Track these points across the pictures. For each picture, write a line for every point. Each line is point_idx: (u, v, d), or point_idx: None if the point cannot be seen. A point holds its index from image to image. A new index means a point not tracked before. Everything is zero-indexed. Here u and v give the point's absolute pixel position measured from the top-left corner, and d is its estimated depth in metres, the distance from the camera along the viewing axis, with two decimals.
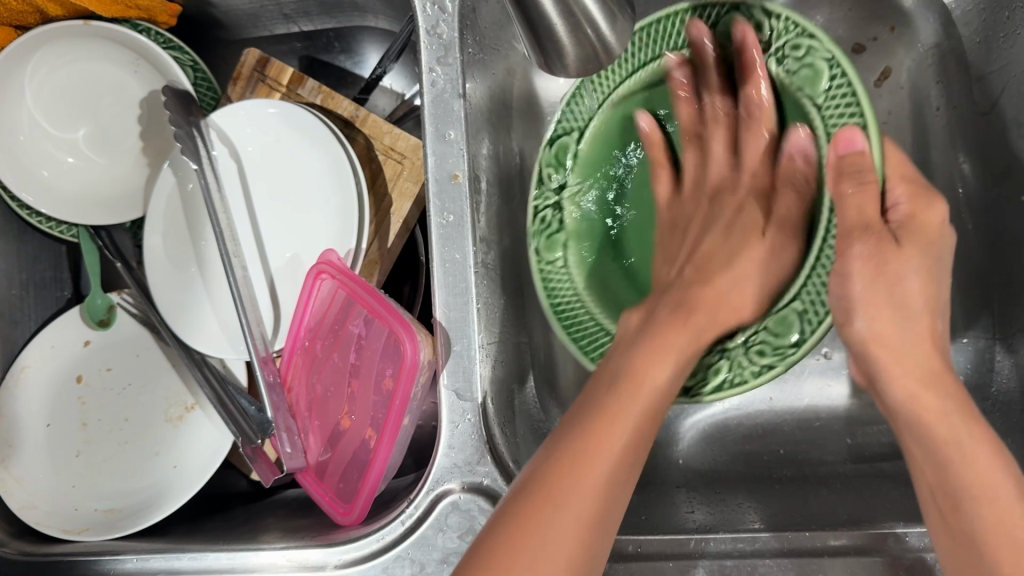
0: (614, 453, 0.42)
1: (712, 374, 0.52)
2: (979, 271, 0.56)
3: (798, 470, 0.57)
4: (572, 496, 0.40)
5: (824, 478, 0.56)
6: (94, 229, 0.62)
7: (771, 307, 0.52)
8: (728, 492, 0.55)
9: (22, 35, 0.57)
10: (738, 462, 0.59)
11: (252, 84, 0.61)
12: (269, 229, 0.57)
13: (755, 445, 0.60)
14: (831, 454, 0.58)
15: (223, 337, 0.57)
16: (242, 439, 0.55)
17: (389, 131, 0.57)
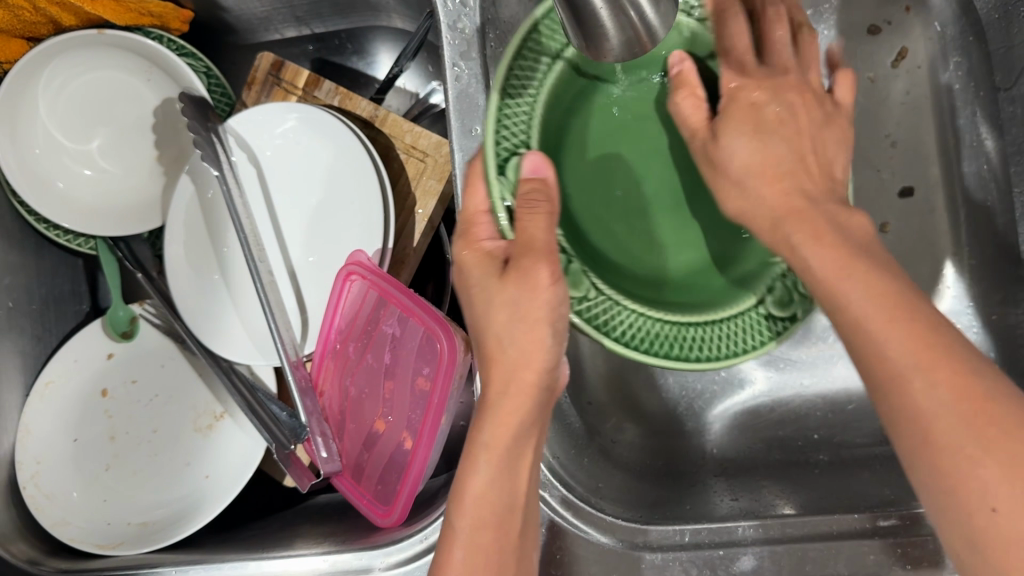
0: (502, 412, 0.39)
1: (780, 310, 0.45)
2: (1006, 247, 0.56)
3: (835, 454, 0.57)
4: (492, 474, 0.39)
5: (861, 461, 0.55)
6: (112, 241, 0.61)
7: (723, 248, 0.48)
8: (766, 480, 0.54)
9: (36, 46, 0.57)
10: (772, 448, 0.59)
11: (268, 88, 0.60)
12: (292, 233, 0.57)
13: (789, 431, 0.60)
14: (866, 436, 0.58)
15: (250, 344, 0.57)
16: (274, 445, 0.54)
17: (410, 129, 0.57)
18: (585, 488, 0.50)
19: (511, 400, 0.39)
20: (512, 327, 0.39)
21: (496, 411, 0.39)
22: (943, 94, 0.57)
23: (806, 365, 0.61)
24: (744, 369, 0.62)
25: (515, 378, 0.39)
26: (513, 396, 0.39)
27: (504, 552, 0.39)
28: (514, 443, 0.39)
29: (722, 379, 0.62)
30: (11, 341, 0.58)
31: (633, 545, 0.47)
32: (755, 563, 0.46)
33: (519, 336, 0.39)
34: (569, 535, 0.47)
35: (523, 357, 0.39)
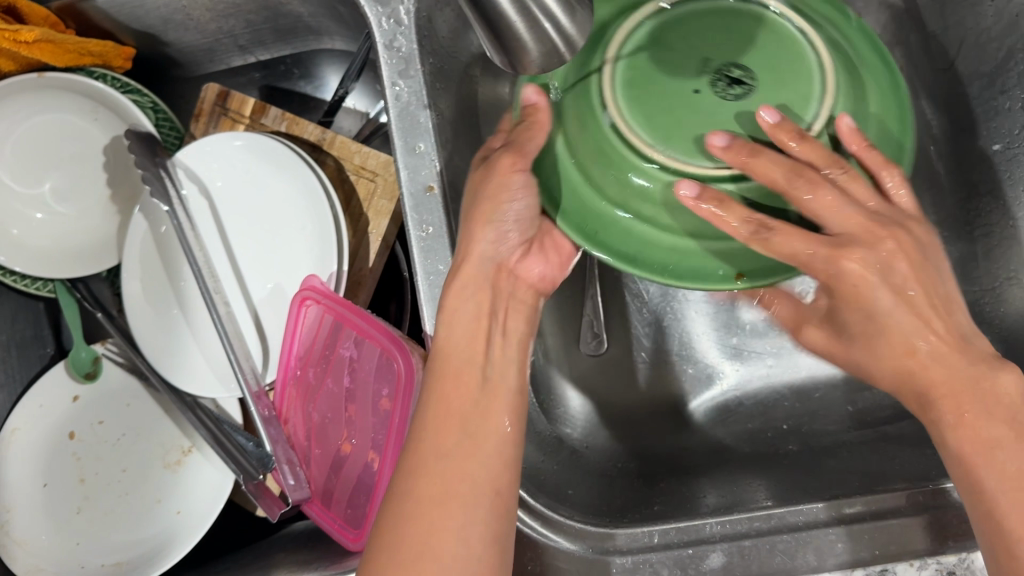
0: (448, 417, 0.41)
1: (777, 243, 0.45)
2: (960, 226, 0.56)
3: (804, 443, 0.57)
4: (443, 457, 0.39)
5: (829, 448, 0.55)
6: (70, 282, 0.61)
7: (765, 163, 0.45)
8: (736, 474, 0.55)
9: None
10: (742, 442, 0.59)
11: (215, 118, 0.60)
12: (247, 262, 0.57)
13: (758, 423, 0.60)
14: (835, 423, 0.58)
15: (213, 377, 0.57)
16: (243, 476, 0.54)
17: (358, 150, 0.57)
18: (553, 496, 0.50)
19: (455, 403, 0.41)
20: (459, 332, 0.44)
21: (434, 407, 0.41)
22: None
23: (771, 355, 0.62)
24: (711, 363, 0.63)
25: (458, 378, 0.42)
26: (449, 392, 0.42)
27: (475, 503, 0.38)
28: (458, 437, 0.40)
29: (690, 375, 0.63)
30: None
31: (603, 550, 0.47)
32: (725, 560, 0.46)
33: (462, 338, 0.44)
34: (539, 544, 0.47)
35: (461, 359, 0.43)
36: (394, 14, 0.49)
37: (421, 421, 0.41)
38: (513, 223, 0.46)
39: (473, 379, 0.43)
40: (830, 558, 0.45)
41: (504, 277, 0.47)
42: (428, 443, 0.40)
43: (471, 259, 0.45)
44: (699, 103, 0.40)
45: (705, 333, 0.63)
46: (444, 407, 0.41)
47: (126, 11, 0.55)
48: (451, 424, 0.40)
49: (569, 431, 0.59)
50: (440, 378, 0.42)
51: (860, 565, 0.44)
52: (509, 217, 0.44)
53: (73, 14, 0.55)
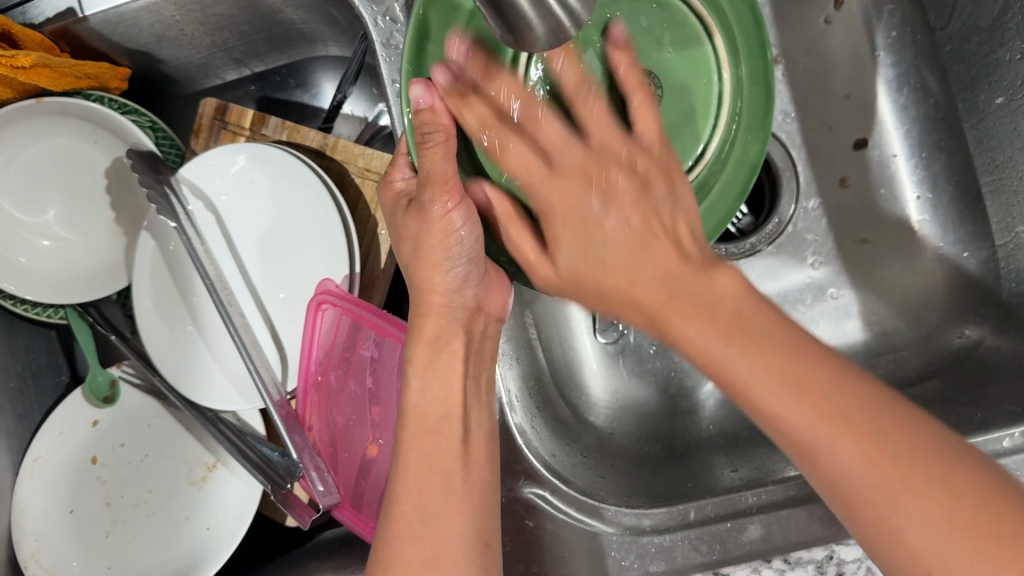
0: (433, 474, 0.43)
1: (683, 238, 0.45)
2: (967, 184, 0.56)
3: None
4: (428, 518, 0.42)
5: None
6: (82, 307, 0.60)
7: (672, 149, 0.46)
8: (763, 448, 0.54)
9: None
10: None
11: (215, 133, 0.60)
12: (259, 273, 0.57)
13: None
14: None
15: (233, 390, 0.56)
16: (271, 487, 0.54)
17: (362, 152, 0.57)
18: (586, 483, 0.50)
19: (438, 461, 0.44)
20: (440, 392, 0.46)
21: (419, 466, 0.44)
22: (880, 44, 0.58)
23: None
24: None
25: (439, 432, 0.45)
26: (432, 450, 0.44)
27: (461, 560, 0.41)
28: (442, 496, 0.43)
29: None
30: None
31: (640, 530, 0.46)
32: (763, 530, 0.46)
33: (439, 394, 0.46)
34: (575, 529, 0.47)
35: (439, 416, 0.45)
36: (390, 11, 0.49)
37: (406, 480, 0.44)
38: (466, 264, 0.47)
39: (452, 432, 0.45)
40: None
41: (477, 320, 0.48)
42: (412, 504, 0.43)
43: (438, 313, 0.48)
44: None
45: None
46: (429, 465, 0.44)
47: (120, 31, 0.55)
48: (434, 484, 0.43)
49: (594, 418, 0.59)
50: (421, 436, 0.45)
51: None
52: (450, 256, 0.46)
53: (67, 37, 0.55)
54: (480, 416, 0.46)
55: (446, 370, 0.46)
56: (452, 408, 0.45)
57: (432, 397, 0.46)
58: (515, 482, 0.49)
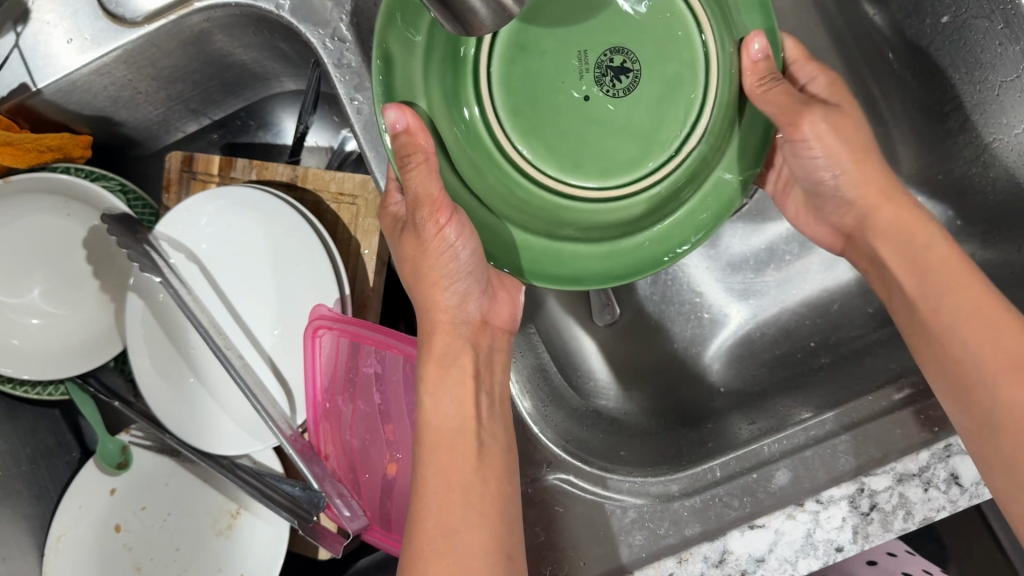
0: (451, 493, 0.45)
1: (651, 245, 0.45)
2: (929, 107, 0.57)
3: (836, 353, 0.57)
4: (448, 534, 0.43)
5: (862, 350, 0.55)
6: (81, 378, 0.60)
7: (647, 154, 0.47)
8: (778, 398, 0.54)
9: None
10: (775, 368, 0.59)
11: (186, 185, 0.60)
12: (251, 314, 0.57)
13: (785, 347, 0.60)
14: (858, 327, 0.58)
15: (244, 432, 0.56)
16: (297, 525, 0.53)
17: (333, 177, 0.57)
18: (607, 461, 0.50)
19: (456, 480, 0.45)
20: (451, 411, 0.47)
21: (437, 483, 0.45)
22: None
23: (778, 283, 0.62)
24: (718, 304, 0.63)
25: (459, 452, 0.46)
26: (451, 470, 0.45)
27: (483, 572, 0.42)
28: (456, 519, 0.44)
29: (705, 321, 0.63)
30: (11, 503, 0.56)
31: (671, 496, 0.47)
32: (790, 474, 0.46)
33: (451, 413, 0.46)
34: (604, 507, 0.47)
35: (453, 432, 0.46)
36: (337, 32, 0.51)
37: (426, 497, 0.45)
38: (466, 278, 0.47)
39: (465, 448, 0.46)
40: (892, 447, 0.45)
41: (482, 333, 0.48)
42: (433, 523, 0.44)
43: (444, 329, 0.47)
44: (591, 109, 0.47)
45: (708, 273, 0.63)
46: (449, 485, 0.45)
47: (76, 100, 0.56)
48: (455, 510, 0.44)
49: (604, 402, 0.58)
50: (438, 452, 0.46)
51: (924, 446, 0.45)
52: (450, 273, 0.46)
53: (24, 114, 0.55)
54: (495, 425, 0.47)
55: (457, 388, 0.46)
56: (468, 421, 0.46)
57: (444, 411, 0.46)
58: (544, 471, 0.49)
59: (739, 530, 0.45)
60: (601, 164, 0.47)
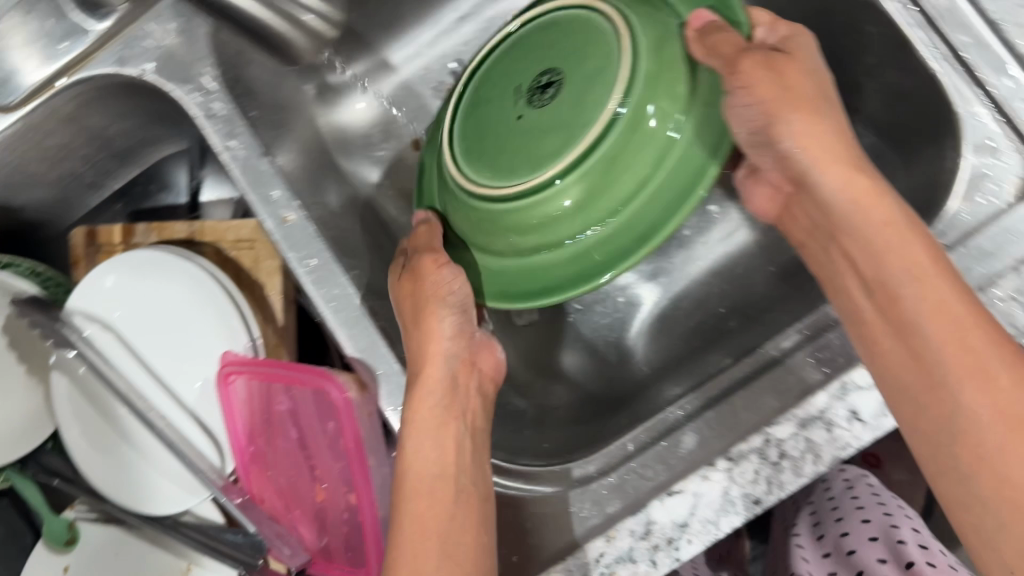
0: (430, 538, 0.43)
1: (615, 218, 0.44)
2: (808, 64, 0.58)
3: (744, 317, 0.59)
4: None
5: (767, 310, 0.58)
6: (21, 464, 0.61)
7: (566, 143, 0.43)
8: (694, 362, 0.58)
9: None
10: (693, 339, 0.61)
11: (93, 259, 0.62)
12: (170, 371, 0.57)
13: (699, 316, 0.62)
14: (762, 284, 0.60)
15: (180, 490, 0.57)
16: (242, 570, 0.55)
17: (228, 227, 0.60)
18: (519, 452, 0.52)
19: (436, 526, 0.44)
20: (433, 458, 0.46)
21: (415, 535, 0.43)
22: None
23: (684, 260, 0.63)
24: (630, 284, 0.64)
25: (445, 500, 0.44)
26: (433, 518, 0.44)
27: None
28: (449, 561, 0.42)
29: (622, 304, 0.64)
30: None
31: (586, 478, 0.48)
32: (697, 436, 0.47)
33: (435, 455, 0.46)
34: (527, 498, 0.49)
35: (432, 477, 0.45)
36: (200, 84, 0.52)
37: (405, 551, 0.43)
38: (458, 312, 0.48)
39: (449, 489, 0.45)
40: (792, 392, 0.46)
41: (471, 373, 0.49)
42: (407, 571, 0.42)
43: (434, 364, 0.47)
44: (525, 124, 0.45)
45: None
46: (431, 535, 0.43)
47: None
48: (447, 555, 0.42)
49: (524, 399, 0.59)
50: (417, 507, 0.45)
51: (823, 388, 0.44)
52: (445, 299, 0.48)
53: None
54: (477, 472, 0.46)
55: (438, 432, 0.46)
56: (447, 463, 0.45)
57: (420, 451, 0.46)
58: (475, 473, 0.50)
59: (660, 500, 0.45)
60: (531, 159, 0.44)
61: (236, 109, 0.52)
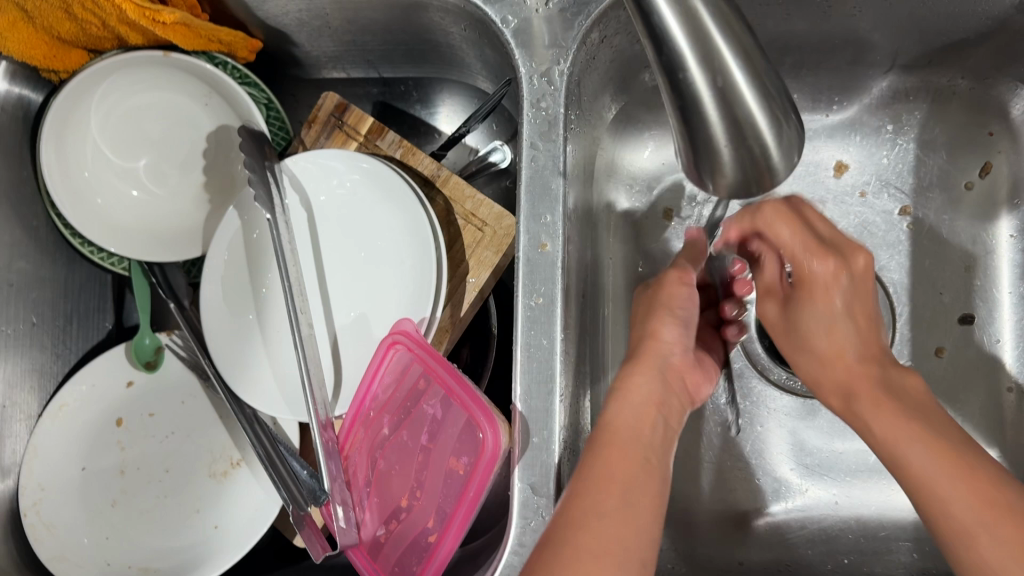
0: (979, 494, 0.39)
1: None
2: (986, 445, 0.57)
3: (839, 518, 0.59)
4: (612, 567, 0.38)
5: (855, 476, 0.59)
6: (147, 265, 0.59)
7: None
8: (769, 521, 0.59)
9: (78, 77, 0.55)
10: (772, 526, 0.59)
11: (329, 130, 0.59)
12: (332, 271, 0.56)
13: (797, 519, 0.59)
14: (887, 530, 0.58)
15: (280, 397, 0.55)
16: (291, 505, 0.52)
17: (472, 196, 0.55)
18: None
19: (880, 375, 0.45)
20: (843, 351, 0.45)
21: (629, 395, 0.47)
22: (993, 239, 0.59)
23: (833, 457, 0.60)
24: (780, 477, 0.60)
25: (616, 464, 0.43)
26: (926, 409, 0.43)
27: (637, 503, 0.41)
28: (935, 500, 0.39)
29: (755, 486, 0.60)
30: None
31: None
32: (705, 515, 0.59)
33: (633, 416, 0.46)
34: None
35: (636, 434, 0.45)
36: (548, 73, 0.49)
37: (622, 544, 0.39)
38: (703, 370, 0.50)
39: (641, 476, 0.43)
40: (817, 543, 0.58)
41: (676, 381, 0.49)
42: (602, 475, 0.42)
43: (631, 434, 0.45)
44: None
45: (778, 452, 0.60)
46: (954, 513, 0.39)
47: (267, 10, 0.54)
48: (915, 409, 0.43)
49: None
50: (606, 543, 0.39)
51: None
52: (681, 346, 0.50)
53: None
54: (631, 416, 0.46)
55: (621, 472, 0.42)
56: (644, 425, 0.45)
57: (629, 412, 0.46)
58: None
59: None
60: None
61: (658, 181, 0.62)
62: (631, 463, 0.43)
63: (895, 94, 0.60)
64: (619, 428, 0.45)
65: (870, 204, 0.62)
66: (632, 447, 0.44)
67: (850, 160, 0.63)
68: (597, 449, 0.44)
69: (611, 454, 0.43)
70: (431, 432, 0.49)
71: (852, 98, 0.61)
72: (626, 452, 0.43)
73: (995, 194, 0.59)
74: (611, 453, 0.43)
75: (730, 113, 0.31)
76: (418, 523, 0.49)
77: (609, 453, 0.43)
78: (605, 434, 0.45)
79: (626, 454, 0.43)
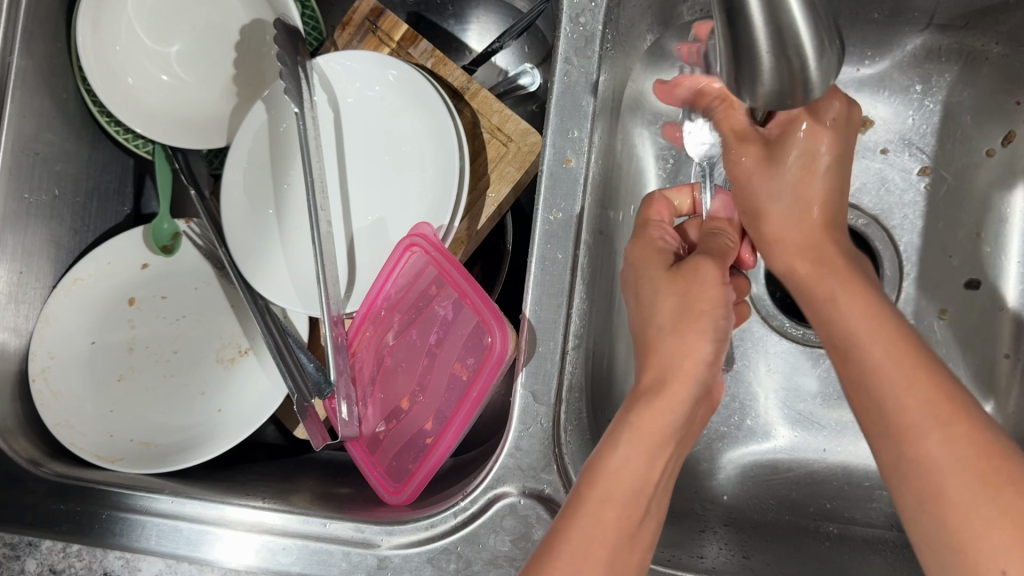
0: (957, 427, 0.36)
1: None
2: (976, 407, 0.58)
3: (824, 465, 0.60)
4: None
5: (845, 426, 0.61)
6: (171, 150, 0.60)
7: None
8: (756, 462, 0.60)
9: None
10: (758, 467, 0.60)
11: (362, 33, 0.59)
12: (354, 172, 0.56)
13: (784, 461, 0.60)
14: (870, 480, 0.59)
15: (293, 291, 0.56)
16: (295, 394, 0.53)
17: (500, 110, 0.56)
18: None
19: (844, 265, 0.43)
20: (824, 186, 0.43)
21: (638, 445, 0.40)
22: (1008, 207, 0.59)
23: (826, 404, 0.61)
24: (769, 420, 0.62)
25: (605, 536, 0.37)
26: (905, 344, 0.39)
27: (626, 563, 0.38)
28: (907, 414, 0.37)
29: (746, 427, 0.62)
30: (22, 215, 0.55)
31: None
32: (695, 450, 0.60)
33: (640, 470, 0.39)
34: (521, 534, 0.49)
35: (635, 484, 0.39)
36: None
37: None
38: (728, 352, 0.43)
39: (635, 526, 0.39)
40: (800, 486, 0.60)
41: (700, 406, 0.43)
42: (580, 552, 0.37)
43: (622, 498, 0.39)
44: None
45: (771, 397, 0.62)
46: (936, 472, 0.35)
47: None
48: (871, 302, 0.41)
49: None
50: None
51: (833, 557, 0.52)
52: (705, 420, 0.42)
53: None
54: (639, 461, 0.39)
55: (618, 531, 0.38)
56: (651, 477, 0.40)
57: (628, 461, 0.39)
58: (493, 478, 0.47)
59: None
60: None
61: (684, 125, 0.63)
62: (627, 527, 0.38)
63: (928, 53, 0.61)
64: (610, 479, 0.39)
65: (890, 161, 0.62)
66: (629, 502, 0.39)
67: (876, 116, 0.63)
68: (595, 502, 0.38)
69: (601, 523, 0.38)
70: (440, 334, 0.50)
71: (884, 53, 0.62)
72: (615, 516, 0.38)
73: (1016, 163, 0.58)
74: (598, 505, 0.38)
75: (776, 19, 0.31)
76: (419, 421, 0.50)
77: (602, 502, 0.38)
78: (597, 489, 0.39)
79: (616, 519, 0.38)
